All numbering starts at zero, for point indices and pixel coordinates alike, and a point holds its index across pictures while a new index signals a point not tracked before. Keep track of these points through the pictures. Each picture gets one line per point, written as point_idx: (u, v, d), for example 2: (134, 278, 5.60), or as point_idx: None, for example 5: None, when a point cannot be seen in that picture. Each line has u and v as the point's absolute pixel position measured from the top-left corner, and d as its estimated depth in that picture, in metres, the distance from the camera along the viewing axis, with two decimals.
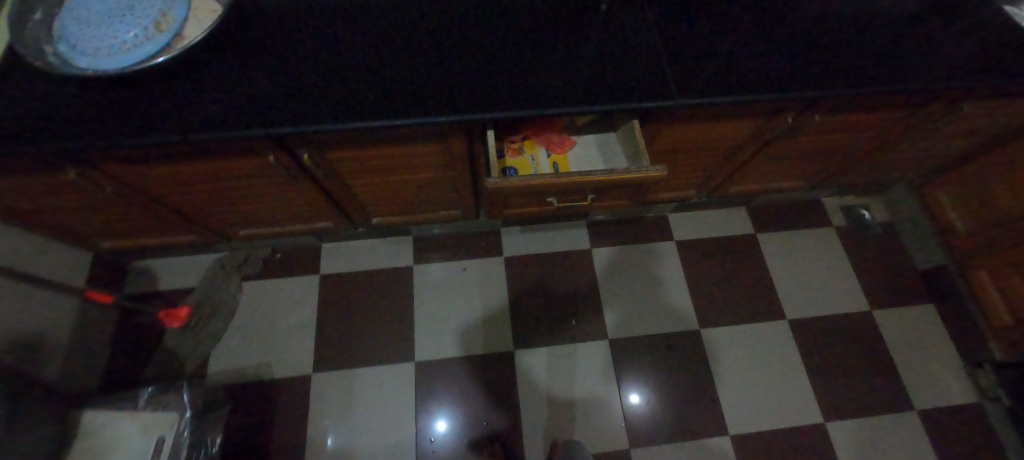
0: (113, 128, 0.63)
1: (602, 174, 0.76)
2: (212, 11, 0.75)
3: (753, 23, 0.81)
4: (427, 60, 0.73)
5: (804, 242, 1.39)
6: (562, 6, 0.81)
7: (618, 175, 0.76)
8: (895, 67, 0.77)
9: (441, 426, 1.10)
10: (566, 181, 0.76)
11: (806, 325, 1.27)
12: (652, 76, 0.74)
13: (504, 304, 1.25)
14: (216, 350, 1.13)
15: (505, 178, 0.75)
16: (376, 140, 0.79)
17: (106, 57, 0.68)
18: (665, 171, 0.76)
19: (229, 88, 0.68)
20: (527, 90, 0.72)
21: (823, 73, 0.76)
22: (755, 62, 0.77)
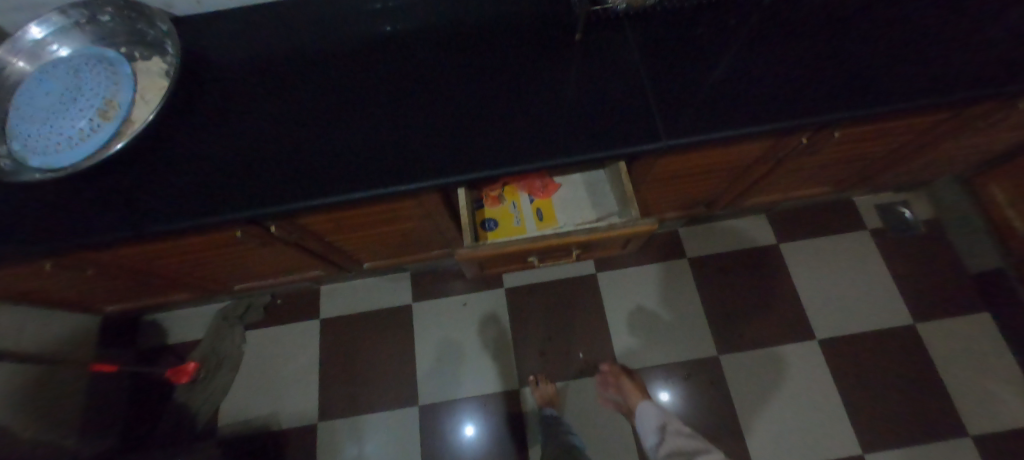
0: (68, 238, 0.63)
1: (585, 230, 0.72)
2: (161, 88, 0.71)
3: (747, 45, 0.72)
4: (384, 126, 0.70)
5: (833, 251, 1.27)
6: (527, 47, 0.75)
7: (603, 233, 0.71)
8: (916, 85, 0.67)
9: (469, 430, 1.14)
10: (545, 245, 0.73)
11: (836, 345, 1.17)
12: (628, 122, 0.68)
13: (507, 339, 1.22)
14: (228, 401, 1.16)
15: (479, 248, 0.71)
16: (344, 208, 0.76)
17: (57, 154, 0.66)
18: (655, 223, 0.71)
19: (182, 180, 0.67)
20: (491, 147, 0.68)
21: (827, 101, 0.67)
22: (747, 93, 0.69)
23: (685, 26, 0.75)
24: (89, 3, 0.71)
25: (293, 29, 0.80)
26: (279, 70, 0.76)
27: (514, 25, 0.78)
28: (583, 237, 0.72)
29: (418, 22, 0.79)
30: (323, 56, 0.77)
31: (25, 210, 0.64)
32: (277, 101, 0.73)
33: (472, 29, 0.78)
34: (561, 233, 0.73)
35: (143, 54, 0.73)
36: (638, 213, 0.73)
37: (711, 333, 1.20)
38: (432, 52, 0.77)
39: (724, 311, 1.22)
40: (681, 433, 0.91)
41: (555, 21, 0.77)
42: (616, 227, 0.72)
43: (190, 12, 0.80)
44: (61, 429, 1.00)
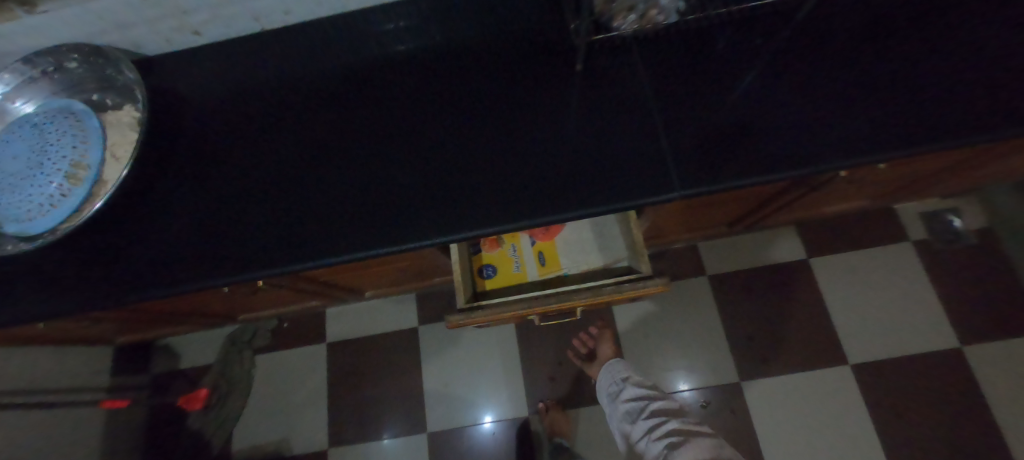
0: (52, 312, 0.61)
1: (588, 294, 0.70)
2: (131, 143, 0.67)
3: (778, 72, 0.62)
4: (366, 177, 0.64)
5: (870, 267, 1.16)
6: (523, 76, 0.67)
7: (605, 296, 0.69)
8: (991, 117, 0.56)
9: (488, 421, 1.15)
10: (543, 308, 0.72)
11: (870, 370, 1.09)
12: (636, 169, 0.59)
13: (516, 364, 1.18)
14: (240, 427, 1.18)
15: (470, 314, 0.71)
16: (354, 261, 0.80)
17: (30, 221, 0.63)
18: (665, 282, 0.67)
19: (163, 246, 0.64)
20: (482, 199, 0.61)
21: (876, 141, 0.57)
22: (778, 132, 0.59)
23: (706, 49, 0.65)
24: (53, 51, 0.66)
25: (267, 65, 0.73)
26: (256, 117, 0.71)
27: (507, 51, 0.69)
28: (584, 301, 0.70)
29: (402, 52, 0.71)
30: (300, 98, 0.71)
31: (9, 287, 0.63)
32: (253, 153, 0.68)
33: (461, 57, 0.70)
34: (561, 297, 0.70)
35: (114, 103, 0.70)
36: (648, 273, 0.71)
37: (733, 358, 1.13)
38: (417, 88, 0.69)
39: (746, 333, 1.15)
40: (639, 380, 0.96)
41: (553, 45, 0.68)
42: (624, 290, 0.68)
43: (160, 51, 0.74)
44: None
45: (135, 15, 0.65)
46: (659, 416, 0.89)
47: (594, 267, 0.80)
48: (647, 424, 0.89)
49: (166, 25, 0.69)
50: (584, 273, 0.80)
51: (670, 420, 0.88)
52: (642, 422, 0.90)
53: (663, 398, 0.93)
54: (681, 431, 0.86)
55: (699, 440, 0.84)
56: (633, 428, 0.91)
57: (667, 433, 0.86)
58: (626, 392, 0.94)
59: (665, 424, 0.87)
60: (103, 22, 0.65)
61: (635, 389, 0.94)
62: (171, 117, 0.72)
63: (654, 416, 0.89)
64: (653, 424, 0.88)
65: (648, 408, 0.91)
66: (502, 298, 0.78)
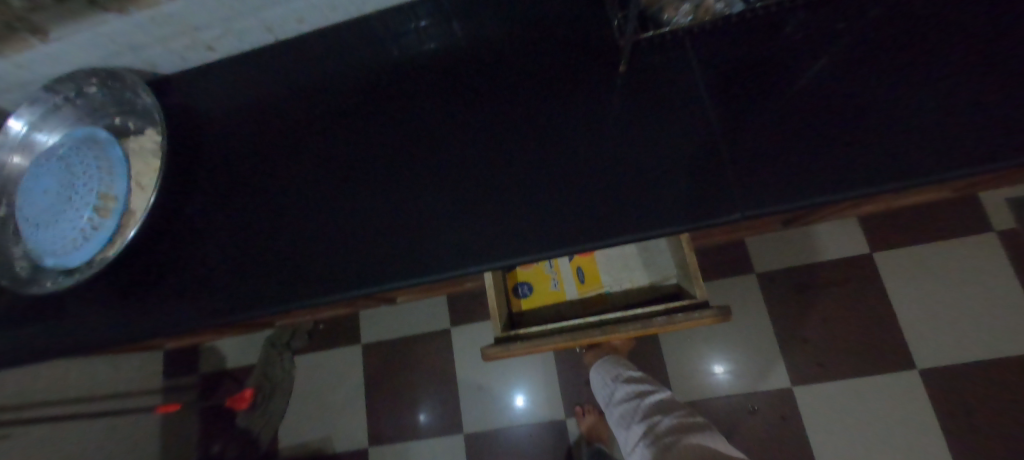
0: (94, 346, 0.62)
1: (636, 327, 0.71)
2: (155, 171, 0.64)
3: (860, 66, 0.52)
4: (391, 200, 0.60)
5: (943, 262, 1.05)
6: (558, 81, 0.59)
7: (653, 329, 0.70)
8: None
9: (519, 401, 1.15)
10: (586, 340, 0.73)
11: (940, 376, 1.00)
12: (690, 187, 0.52)
13: (550, 366, 1.16)
14: (285, 425, 1.22)
15: (503, 348, 0.74)
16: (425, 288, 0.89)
17: (67, 256, 0.62)
18: (719, 315, 0.66)
19: (192, 277, 0.63)
20: (512, 224, 0.55)
21: (998, 145, 0.46)
22: (863, 138, 0.50)
23: (770, 41, 0.56)
24: (73, 76, 0.64)
25: (284, 79, 0.69)
26: (275, 136, 0.67)
27: (539, 52, 0.61)
28: (631, 333, 0.71)
29: (423, 57, 0.65)
30: (319, 114, 0.67)
31: (50, 321, 0.64)
32: (276, 176, 0.65)
33: (486, 61, 0.63)
34: (607, 330, 0.71)
35: (137, 127, 0.67)
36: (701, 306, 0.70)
37: (784, 362, 1.06)
38: (440, 99, 0.63)
39: (799, 336, 1.07)
40: (632, 377, 0.93)
41: (591, 44, 0.60)
42: (676, 322, 0.69)
43: (177, 69, 0.72)
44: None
45: (146, 36, 0.63)
46: (654, 413, 0.86)
47: (638, 284, 0.87)
48: (643, 424, 0.85)
49: (179, 43, 0.66)
50: (627, 292, 0.87)
51: (665, 417, 0.85)
52: (637, 421, 0.86)
53: (657, 393, 0.90)
54: (678, 428, 0.82)
55: (698, 437, 0.80)
56: (628, 429, 0.87)
57: (663, 432, 0.82)
58: (619, 391, 0.91)
59: (661, 422, 0.84)
60: (116, 45, 0.63)
61: (628, 388, 0.91)
62: (193, 139, 0.69)
63: (648, 415, 0.86)
64: (648, 424, 0.84)
65: (642, 408, 0.87)
66: (543, 328, 0.80)
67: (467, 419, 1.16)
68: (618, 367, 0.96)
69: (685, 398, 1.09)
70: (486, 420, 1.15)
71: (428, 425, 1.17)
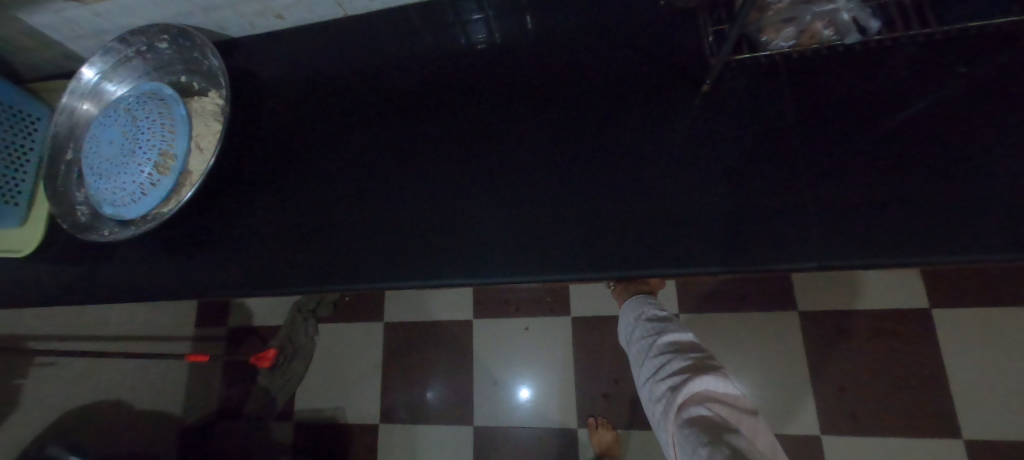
0: (139, 296, 0.64)
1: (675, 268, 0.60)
2: (214, 134, 0.65)
3: (976, 117, 0.47)
4: (439, 192, 0.59)
5: (1009, 329, 0.97)
6: (630, 91, 0.56)
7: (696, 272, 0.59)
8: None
9: (525, 395, 1.14)
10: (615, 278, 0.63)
11: (986, 450, 0.93)
12: (763, 228, 0.48)
13: (567, 371, 1.14)
14: (303, 389, 1.25)
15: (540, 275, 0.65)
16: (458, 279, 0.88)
17: (123, 208, 0.64)
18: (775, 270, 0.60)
19: (239, 243, 0.64)
20: (563, 237, 0.53)
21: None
22: (972, 201, 0.44)
23: (874, 76, 0.51)
24: (146, 31, 0.65)
25: (347, 56, 0.68)
26: (333, 114, 0.67)
27: (615, 59, 0.58)
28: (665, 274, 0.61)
29: (491, 50, 0.63)
30: (378, 96, 0.65)
31: (102, 269, 0.66)
32: (329, 154, 0.65)
33: (557, 62, 0.60)
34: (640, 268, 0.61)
35: (202, 87, 0.67)
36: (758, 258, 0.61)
37: (813, 406, 1.01)
38: (504, 96, 0.61)
39: (834, 384, 1.02)
40: (655, 314, 0.75)
41: (672, 58, 0.56)
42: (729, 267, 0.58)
43: (244, 33, 0.72)
44: (159, 403, 1.15)
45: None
46: (667, 353, 0.68)
47: None
48: (653, 363, 0.69)
49: (250, 8, 0.65)
50: None
51: (677, 356, 0.66)
52: (649, 360, 0.70)
53: (682, 330, 0.70)
54: (688, 370, 0.63)
55: (707, 380, 0.60)
56: (641, 366, 0.72)
57: (670, 374, 0.65)
58: (638, 330, 0.75)
59: (670, 362, 0.66)
60: (191, 5, 0.64)
61: (648, 325, 0.74)
62: (251, 104, 0.70)
63: (661, 354, 0.69)
64: (658, 365, 0.68)
65: (657, 344, 0.70)
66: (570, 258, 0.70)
67: (477, 411, 1.16)
68: (641, 306, 0.78)
69: None
70: (494, 416, 1.15)
71: (438, 412, 1.17)
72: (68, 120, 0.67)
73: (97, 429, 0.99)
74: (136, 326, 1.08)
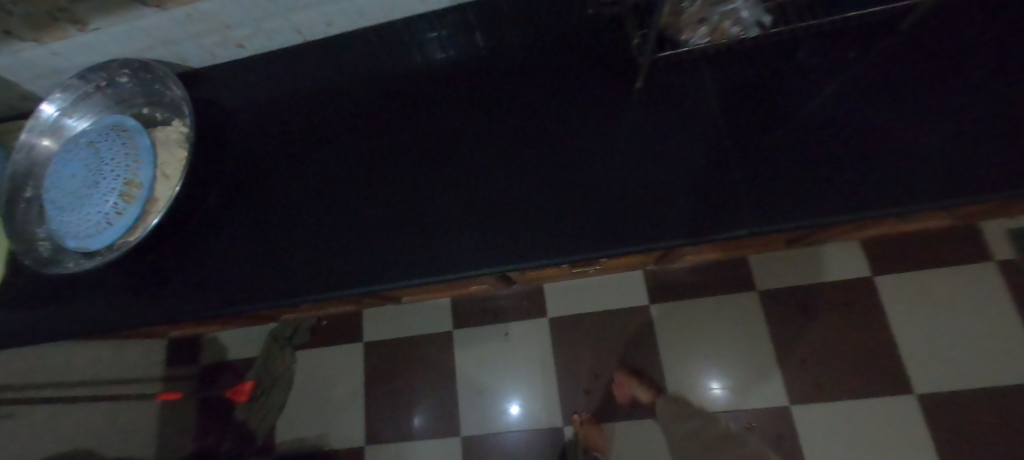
0: (105, 326, 0.64)
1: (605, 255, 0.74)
2: (179, 161, 0.66)
3: (874, 92, 0.54)
4: (406, 197, 0.62)
5: (942, 288, 1.07)
6: (574, 92, 0.61)
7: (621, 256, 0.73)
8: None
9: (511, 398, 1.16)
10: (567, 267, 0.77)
11: (936, 401, 1.01)
12: (704, 202, 0.53)
13: (548, 372, 1.17)
14: (284, 419, 1.23)
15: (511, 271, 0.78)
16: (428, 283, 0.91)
17: (88, 239, 0.63)
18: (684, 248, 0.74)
19: (209, 263, 0.64)
20: (524, 228, 0.57)
21: (1015, 178, 0.47)
22: (874, 162, 0.51)
23: (784, 64, 0.58)
24: (105, 66, 0.67)
25: (311, 78, 0.71)
26: (298, 133, 0.69)
27: (561, 64, 0.63)
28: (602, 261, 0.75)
29: (446, 63, 0.68)
30: (342, 115, 0.69)
31: (68, 302, 0.66)
32: (298, 171, 0.67)
33: (509, 71, 0.65)
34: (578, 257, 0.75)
35: (164, 118, 0.69)
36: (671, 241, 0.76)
37: (781, 380, 1.07)
38: (461, 104, 0.65)
39: (798, 356, 1.08)
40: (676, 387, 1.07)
41: (610, 59, 0.62)
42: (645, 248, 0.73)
43: (205, 64, 0.74)
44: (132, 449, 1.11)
45: (179, 31, 0.65)
46: None
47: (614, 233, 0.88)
48: None
49: (210, 40, 0.68)
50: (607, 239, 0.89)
51: None
52: None
53: None
54: None
55: None
56: None
57: None
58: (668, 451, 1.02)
59: None
60: (150, 39, 0.66)
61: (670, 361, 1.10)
62: (215, 131, 0.72)
63: None
64: None
65: None
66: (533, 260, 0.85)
67: (464, 423, 1.16)
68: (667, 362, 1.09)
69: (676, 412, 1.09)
70: (481, 425, 1.16)
71: (425, 428, 1.17)
72: (27, 158, 0.67)
73: None
74: (102, 370, 1.04)
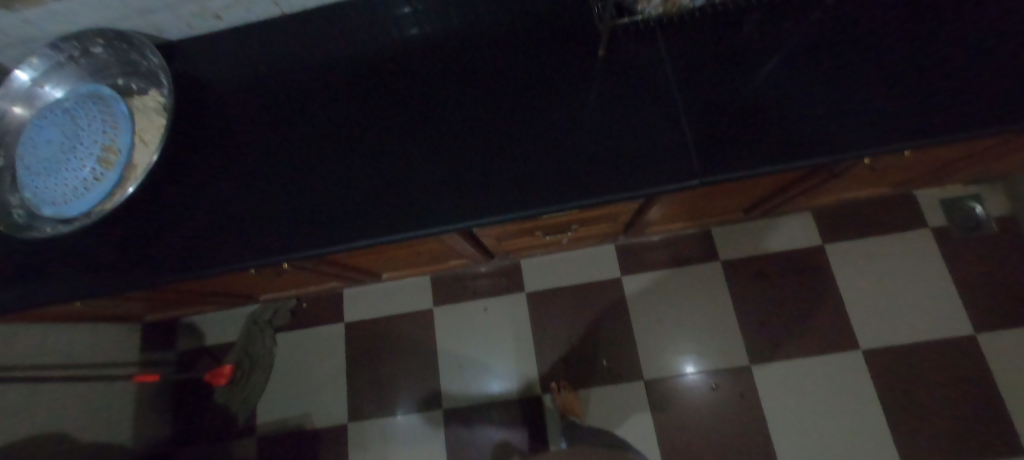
0: (77, 291, 0.63)
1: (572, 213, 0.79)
2: (159, 128, 0.67)
3: (811, 58, 0.60)
4: (383, 157, 0.63)
5: (886, 253, 1.17)
6: (545, 59, 0.65)
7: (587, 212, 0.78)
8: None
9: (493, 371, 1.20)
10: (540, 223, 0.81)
11: (881, 355, 1.11)
12: (666, 155, 0.57)
13: (527, 344, 1.21)
14: (265, 401, 1.23)
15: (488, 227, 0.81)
16: (409, 250, 0.93)
17: (66, 205, 0.64)
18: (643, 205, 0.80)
19: (186, 227, 0.64)
20: (501, 184, 0.59)
21: (925, 129, 0.54)
22: (813, 116, 0.57)
23: (730, 34, 0.64)
24: (78, 35, 0.66)
25: (289, 48, 0.73)
26: (276, 100, 0.70)
27: (532, 34, 0.68)
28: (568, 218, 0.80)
29: (422, 33, 0.71)
30: (320, 81, 0.70)
31: (38, 269, 0.64)
32: (275, 134, 0.68)
33: (480, 42, 0.68)
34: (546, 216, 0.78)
35: (140, 87, 0.70)
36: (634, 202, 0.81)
37: (743, 341, 1.15)
38: (437, 70, 0.68)
39: (759, 320, 1.16)
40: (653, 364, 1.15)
41: (577, 29, 0.67)
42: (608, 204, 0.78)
43: (182, 36, 0.75)
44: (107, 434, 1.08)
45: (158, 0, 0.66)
46: None
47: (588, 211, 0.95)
48: None
49: (188, 10, 0.69)
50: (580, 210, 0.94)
51: None
52: None
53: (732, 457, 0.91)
54: None
55: None
56: None
57: None
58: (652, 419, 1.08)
59: None
60: (127, 7, 0.66)
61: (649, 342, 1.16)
62: (192, 101, 0.72)
63: None
64: None
65: None
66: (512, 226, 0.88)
67: (447, 396, 1.19)
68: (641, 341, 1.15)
69: (648, 377, 1.15)
70: (464, 398, 1.19)
71: (408, 402, 1.20)
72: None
73: None
74: (76, 353, 1.02)
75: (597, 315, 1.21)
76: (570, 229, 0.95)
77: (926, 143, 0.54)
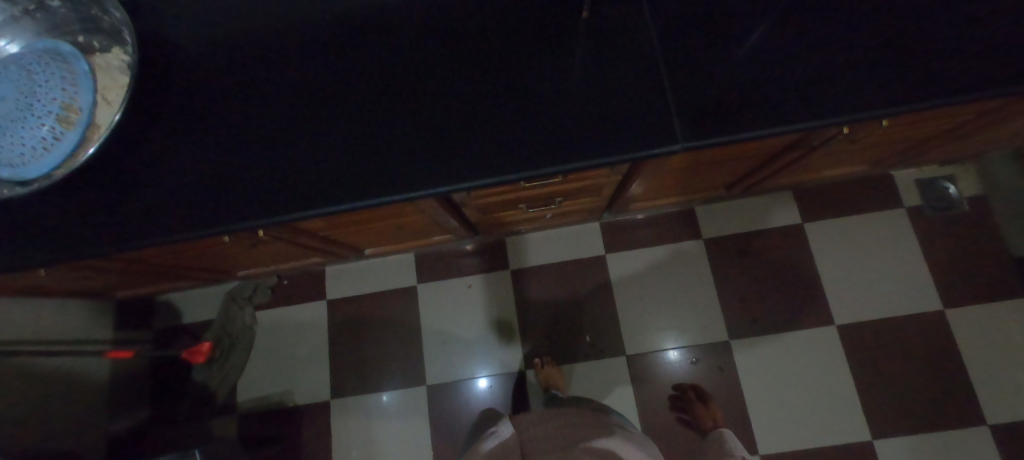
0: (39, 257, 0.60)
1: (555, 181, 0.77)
2: (122, 87, 0.64)
3: (794, 24, 0.60)
4: (360, 120, 0.61)
5: (861, 232, 1.19)
6: (528, 22, 0.64)
7: (570, 179, 0.76)
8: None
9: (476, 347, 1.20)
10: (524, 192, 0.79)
11: (853, 330, 1.14)
12: (649, 119, 0.57)
13: (511, 321, 1.21)
14: (245, 378, 1.22)
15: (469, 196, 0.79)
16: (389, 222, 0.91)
17: (23, 167, 0.60)
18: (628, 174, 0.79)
19: (154, 192, 0.62)
20: (481, 147, 0.58)
21: (904, 96, 0.55)
22: (794, 82, 0.57)
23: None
24: None
25: (262, 8, 0.70)
26: (249, 61, 0.67)
27: None
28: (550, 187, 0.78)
29: None
30: (294, 43, 0.67)
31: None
32: (247, 96, 0.65)
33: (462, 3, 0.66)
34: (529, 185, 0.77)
35: (102, 45, 0.66)
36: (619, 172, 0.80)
37: (723, 317, 1.17)
38: (418, 32, 0.66)
39: (738, 297, 1.18)
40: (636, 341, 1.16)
41: None
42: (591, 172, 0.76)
43: None
44: (80, 412, 1.06)
45: None
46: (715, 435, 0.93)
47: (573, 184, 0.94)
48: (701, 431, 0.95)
49: None
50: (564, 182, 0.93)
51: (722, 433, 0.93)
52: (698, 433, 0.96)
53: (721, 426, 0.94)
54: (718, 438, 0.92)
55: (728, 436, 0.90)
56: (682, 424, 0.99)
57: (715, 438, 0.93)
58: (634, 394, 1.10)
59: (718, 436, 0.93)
60: None
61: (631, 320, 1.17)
62: (160, 62, 0.69)
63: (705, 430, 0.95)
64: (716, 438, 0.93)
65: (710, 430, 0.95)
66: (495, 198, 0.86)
67: (430, 373, 1.19)
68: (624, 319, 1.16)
69: (630, 353, 1.17)
70: (447, 374, 1.19)
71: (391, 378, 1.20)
72: None
73: (15, 439, 0.90)
74: (44, 328, 0.98)
75: (580, 291, 1.21)
76: (553, 203, 0.94)
77: (903, 110, 0.54)
